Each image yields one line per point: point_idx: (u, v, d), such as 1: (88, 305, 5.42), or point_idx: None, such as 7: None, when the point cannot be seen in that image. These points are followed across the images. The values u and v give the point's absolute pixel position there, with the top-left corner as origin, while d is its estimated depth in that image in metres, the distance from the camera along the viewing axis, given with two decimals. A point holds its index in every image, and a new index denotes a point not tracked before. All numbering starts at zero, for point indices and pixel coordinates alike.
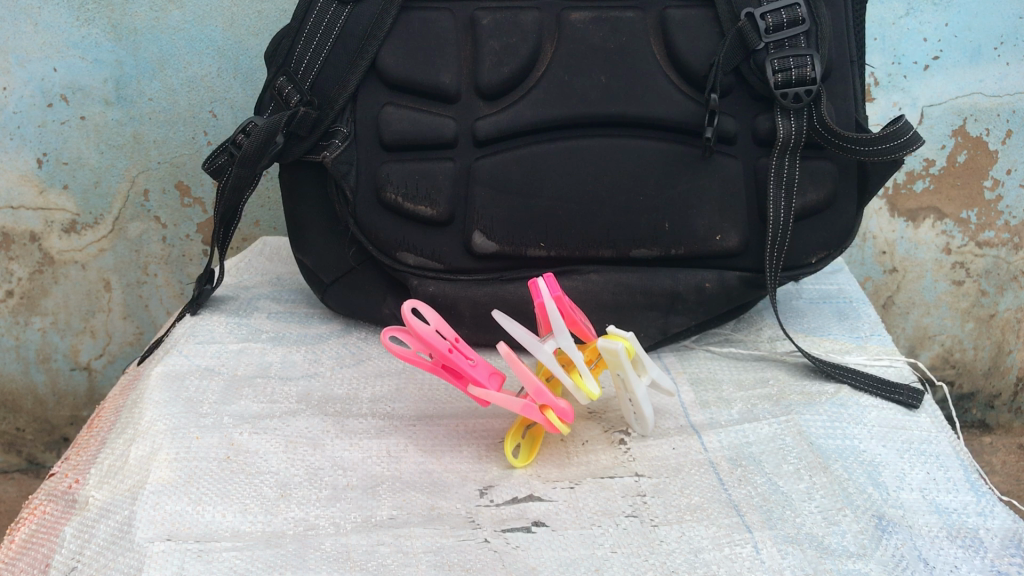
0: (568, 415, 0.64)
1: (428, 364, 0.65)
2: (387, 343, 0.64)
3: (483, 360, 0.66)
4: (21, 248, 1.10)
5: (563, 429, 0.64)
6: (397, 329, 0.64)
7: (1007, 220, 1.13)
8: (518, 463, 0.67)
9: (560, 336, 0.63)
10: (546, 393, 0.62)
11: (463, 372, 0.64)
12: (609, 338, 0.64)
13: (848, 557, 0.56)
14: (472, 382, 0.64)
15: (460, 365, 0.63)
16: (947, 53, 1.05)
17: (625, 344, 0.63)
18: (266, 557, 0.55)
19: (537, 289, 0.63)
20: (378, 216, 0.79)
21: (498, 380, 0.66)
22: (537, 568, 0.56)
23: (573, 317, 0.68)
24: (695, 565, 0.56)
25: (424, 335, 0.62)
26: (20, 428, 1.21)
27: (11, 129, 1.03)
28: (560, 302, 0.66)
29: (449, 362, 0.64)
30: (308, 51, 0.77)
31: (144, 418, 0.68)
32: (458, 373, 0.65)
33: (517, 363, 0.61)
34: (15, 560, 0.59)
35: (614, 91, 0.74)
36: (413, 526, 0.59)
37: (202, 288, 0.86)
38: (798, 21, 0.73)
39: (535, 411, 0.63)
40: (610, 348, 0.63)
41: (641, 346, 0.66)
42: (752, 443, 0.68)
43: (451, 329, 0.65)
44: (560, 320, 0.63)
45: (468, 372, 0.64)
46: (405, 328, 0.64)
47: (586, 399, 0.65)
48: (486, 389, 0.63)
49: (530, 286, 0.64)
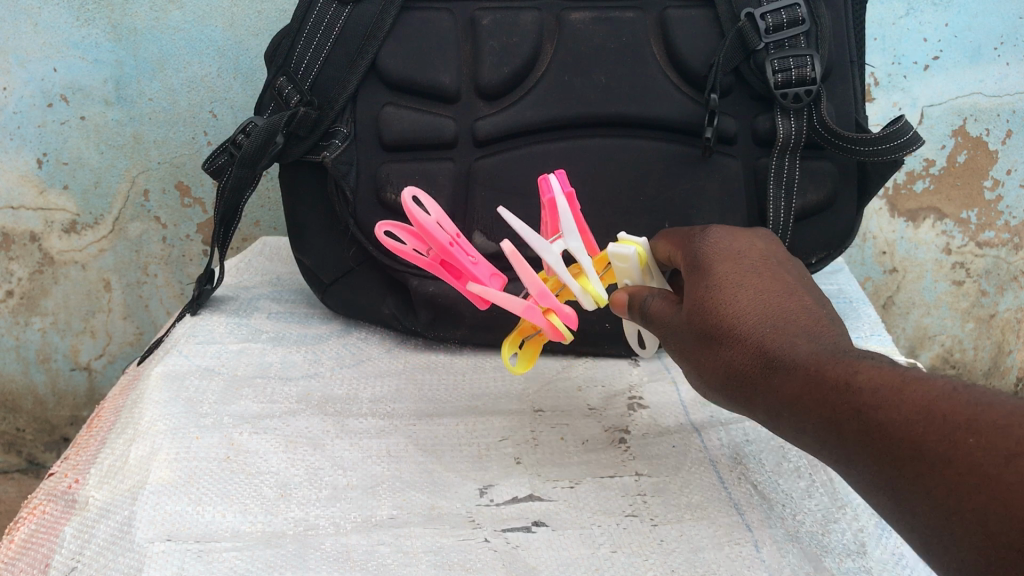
0: (572, 320, 0.59)
1: (426, 261, 0.60)
2: (383, 233, 0.60)
3: (485, 259, 0.60)
4: (21, 248, 1.10)
5: (568, 336, 0.60)
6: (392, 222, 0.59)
7: (1007, 220, 1.13)
8: (512, 369, 0.63)
9: (570, 237, 0.56)
10: (550, 294, 0.57)
11: (463, 269, 0.58)
12: (620, 243, 0.58)
13: (848, 555, 0.57)
14: (473, 281, 0.59)
15: (461, 262, 0.58)
16: (947, 53, 1.05)
17: (639, 249, 0.58)
18: (266, 557, 0.56)
19: (547, 185, 0.56)
20: (378, 216, 0.79)
21: (499, 280, 0.60)
22: (537, 568, 0.57)
23: (582, 232, 0.59)
24: (696, 564, 0.57)
25: (424, 227, 0.56)
26: (20, 428, 1.22)
27: (11, 130, 1.03)
28: (571, 200, 0.58)
29: (450, 258, 0.58)
30: (307, 51, 0.76)
31: (144, 418, 0.68)
32: (458, 269, 0.60)
33: (521, 264, 0.55)
34: (15, 560, 0.59)
35: (614, 91, 0.74)
36: (414, 526, 0.60)
37: (202, 288, 0.85)
38: (798, 20, 0.73)
39: (536, 313, 0.58)
40: (621, 253, 0.57)
41: (657, 255, 0.60)
42: (752, 442, 0.68)
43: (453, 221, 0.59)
44: (571, 220, 0.56)
45: (470, 271, 0.58)
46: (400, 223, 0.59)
47: (591, 307, 0.58)
48: (486, 287, 0.56)
49: (541, 181, 0.57)
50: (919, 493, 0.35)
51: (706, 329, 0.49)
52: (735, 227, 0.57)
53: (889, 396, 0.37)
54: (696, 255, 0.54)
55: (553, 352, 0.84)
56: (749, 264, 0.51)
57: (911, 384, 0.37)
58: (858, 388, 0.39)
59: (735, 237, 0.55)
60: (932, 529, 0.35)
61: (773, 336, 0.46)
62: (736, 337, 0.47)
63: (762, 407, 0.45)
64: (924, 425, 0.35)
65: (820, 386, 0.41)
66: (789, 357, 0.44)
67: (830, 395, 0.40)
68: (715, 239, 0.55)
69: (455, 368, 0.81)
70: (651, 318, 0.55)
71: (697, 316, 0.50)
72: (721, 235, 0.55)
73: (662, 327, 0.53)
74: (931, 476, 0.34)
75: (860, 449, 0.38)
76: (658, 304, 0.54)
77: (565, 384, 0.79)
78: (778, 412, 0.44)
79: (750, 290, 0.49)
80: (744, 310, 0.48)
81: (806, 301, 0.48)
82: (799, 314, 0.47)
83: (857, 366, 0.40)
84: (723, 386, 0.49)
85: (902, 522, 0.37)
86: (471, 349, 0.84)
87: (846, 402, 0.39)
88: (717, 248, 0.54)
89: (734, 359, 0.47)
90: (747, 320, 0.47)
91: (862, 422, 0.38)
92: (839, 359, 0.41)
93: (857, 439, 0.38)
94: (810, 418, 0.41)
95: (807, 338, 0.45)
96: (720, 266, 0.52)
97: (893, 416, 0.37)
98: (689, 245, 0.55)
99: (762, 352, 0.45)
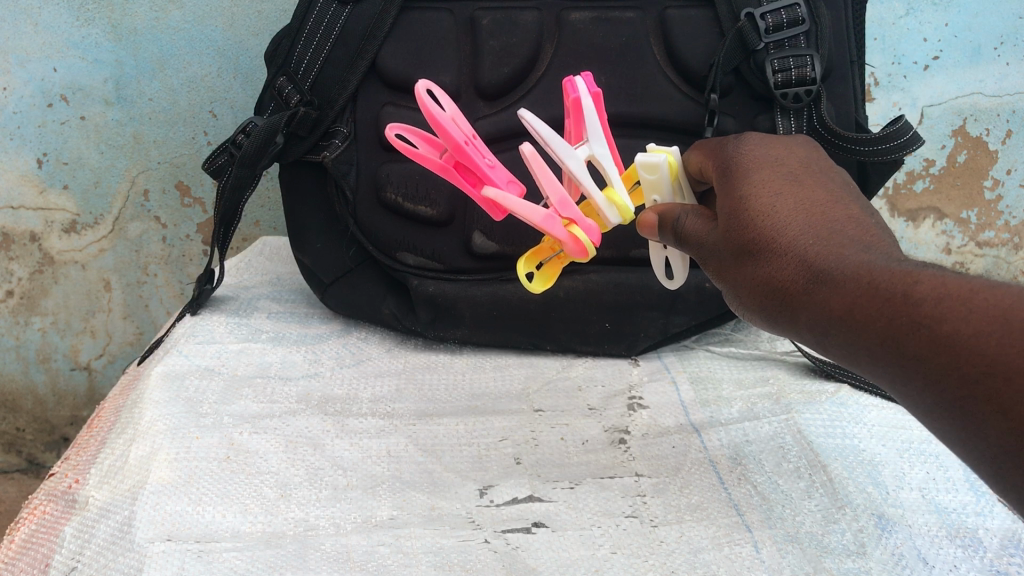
0: (594, 234, 0.57)
1: (440, 162, 0.58)
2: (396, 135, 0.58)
3: (502, 165, 0.59)
4: (21, 248, 1.10)
5: (591, 251, 0.57)
6: (403, 127, 0.58)
7: (1007, 220, 1.14)
8: (531, 287, 0.61)
9: (594, 143, 0.56)
10: (571, 204, 0.56)
11: (479, 171, 0.57)
12: (649, 153, 0.55)
13: (848, 555, 0.57)
14: (488, 184, 0.57)
15: (477, 163, 0.56)
16: (947, 53, 1.05)
17: (669, 158, 0.55)
18: (267, 557, 0.56)
19: (573, 86, 0.55)
20: (378, 216, 0.79)
21: (517, 188, 0.58)
22: (537, 568, 0.57)
23: (609, 144, 0.59)
24: (695, 565, 0.57)
25: (439, 122, 0.54)
26: (20, 428, 1.22)
27: (11, 129, 1.03)
28: (598, 103, 0.57)
29: (464, 157, 0.56)
30: (308, 50, 0.76)
31: (144, 417, 0.68)
32: (473, 173, 0.58)
33: (543, 166, 0.55)
34: (15, 560, 0.59)
35: (614, 91, 0.74)
36: (414, 526, 0.60)
37: (202, 288, 0.84)
38: (798, 20, 0.73)
39: (558, 224, 0.56)
40: (650, 162, 0.54)
41: (687, 166, 0.57)
42: (752, 442, 0.68)
43: (469, 124, 0.57)
44: (595, 122, 0.56)
45: (485, 173, 0.57)
46: (410, 125, 0.58)
47: (616, 220, 0.57)
48: (503, 193, 0.55)
49: (565, 84, 0.55)
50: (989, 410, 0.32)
51: (744, 244, 0.46)
52: (769, 138, 0.53)
53: (955, 307, 0.34)
54: (732, 167, 0.50)
55: (552, 352, 0.84)
56: (787, 175, 0.48)
57: (980, 294, 0.33)
58: (917, 300, 0.35)
59: (772, 147, 0.51)
60: (1003, 453, 0.31)
61: (820, 248, 0.42)
62: (776, 248, 0.44)
63: (805, 324, 0.42)
64: (994, 334, 0.32)
65: (874, 299, 0.37)
66: (837, 265, 0.40)
67: (885, 308, 0.36)
68: (752, 152, 0.51)
69: (455, 368, 0.81)
70: (683, 237, 0.51)
71: (735, 233, 0.46)
72: (755, 143, 0.52)
73: (696, 246, 0.50)
74: (998, 385, 0.31)
75: (918, 366, 0.35)
76: (692, 222, 0.51)
77: (565, 384, 0.79)
78: (824, 330, 0.41)
79: (792, 201, 0.46)
80: (787, 223, 0.44)
81: (852, 212, 0.44)
82: (844, 225, 0.43)
83: (916, 275, 0.36)
84: (762, 305, 0.45)
85: (966, 447, 0.33)
86: (471, 349, 0.84)
87: (905, 314, 0.35)
88: (754, 158, 0.50)
89: (775, 275, 0.44)
90: (790, 233, 0.44)
91: (922, 336, 0.34)
92: (893, 267, 0.38)
93: (916, 356, 0.35)
94: (860, 333, 0.38)
95: (858, 248, 0.41)
96: (757, 177, 0.48)
97: (960, 328, 0.33)
98: (724, 157, 0.52)
99: (806, 264, 0.42)
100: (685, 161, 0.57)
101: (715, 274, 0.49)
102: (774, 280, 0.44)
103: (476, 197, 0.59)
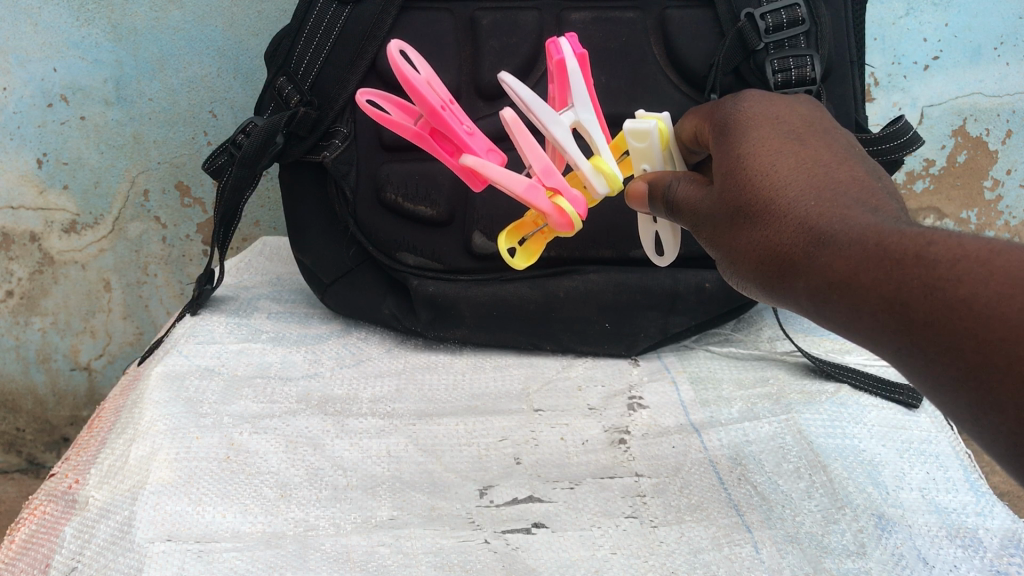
0: (580, 206, 0.57)
1: (415, 129, 0.58)
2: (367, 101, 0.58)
3: (480, 132, 0.58)
4: (21, 248, 1.10)
5: (576, 224, 0.57)
6: (376, 93, 0.59)
7: (1007, 220, 1.14)
8: (512, 262, 0.60)
9: (580, 109, 0.56)
10: (555, 173, 0.55)
11: (458, 139, 0.56)
12: (639, 120, 0.56)
13: (848, 555, 0.57)
14: (467, 152, 0.57)
15: (455, 130, 0.56)
16: (947, 53, 1.05)
17: (660, 126, 0.55)
18: (267, 557, 0.56)
19: (557, 48, 0.54)
20: (377, 214, 0.79)
21: (497, 156, 0.58)
22: (537, 569, 0.57)
23: (597, 112, 0.59)
24: (695, 565, 0.57)
25: (413, 84, 0.53)
26: (20, 428, 1.22)
27: (10, 129, 1.03)
28: (584, 65, 0.56)
29: (441, 123, 0.56)
30: (308, 51, 0.75)
31: (144, 418, 0.67)
32: (451, 141, 0.58)
33: (524, 133, 0.55)
34: (15, 560, 0.60)
35: (614, 91, 0.75)
36: (413, 527, 0.60)
37: (202, 288, 0.83)
38: (798, 20, 0.72)
39: (541, 194, 0.55)
40: (639, 129, 0.55)
41: (680, 137, 0.57)
42: (752, 442, 0.68)
43: (445, 88, 0.57)
44: (580, 85, 0.55)
45: (464, 140, 0.56)
46: (382, 91, 0.59)
47: (603, 190, 0.57)
48: (482, 160, 0.55)
49: (549, 45, 0.54)
50: (1003, 379, 0.31)
51: (741, 207, 0.45)
52: (770, 95, 0.52)
53: (975, 269, 0.33)
54: (730, 126, 0.49)
55: (552, 351, 0.84)
56: (789, 134, 0.47)
57: (1000, 255, 0.33)
58: (930, 261, 0.35)
59: (772, 104, 0.50)
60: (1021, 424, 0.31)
61: (822, 210, 0.41)
62: (774, 212, 0.43)
63: (803, 290, 0.42)
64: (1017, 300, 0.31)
65: (883, 262, 0.37)
66: (840, 227, 0.40)
67: (896, 271, 0.36)
68: (752, 109, 0.50)
69: (455, 368, 0.81)
70: (678, 203, 0.51)
71: (733, 196, 0.46)
72: (756, 100, 0.51)
73: (691, 212, 0.50)
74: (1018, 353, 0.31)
75: (927, 333, 0.35)
76: (684, 189, 0.51)
77: (565, 384, 0.79)
78: (823, 296, 0.40)
79: (792, 161, 0.45)
80: (786, 183, 0.44)
81: (856, 173, 0.44)
82: (848, 186, 0.43)
83: (929, 236, 0.36)
84: (756, 271, 0.45)
85: (978, 423, 0.33)
86: (471, 349, 0.84)
87: (918, 277, 0.35)
88: (753, 116, 0.49)
89: (775, 237, 0.43)
90: (790, 194, 0.43)
91: (934, 300, 0.34)
92: (903, 230, 0.37)
93: (927, 322, 0.35)
94: (866, 300, 0.38)
95: (863, 211, 0.40)
96: (756, 136, 0.47)
97: (980, 291, 0.32)
98: (723, 115, 0.51)
99: (806, 227, 0.41)
100: (679, 130, 0.57)
101: (710, 239, 0.49)
102: (773, 243, 0.43)
103: (455, 165, 0.59)
